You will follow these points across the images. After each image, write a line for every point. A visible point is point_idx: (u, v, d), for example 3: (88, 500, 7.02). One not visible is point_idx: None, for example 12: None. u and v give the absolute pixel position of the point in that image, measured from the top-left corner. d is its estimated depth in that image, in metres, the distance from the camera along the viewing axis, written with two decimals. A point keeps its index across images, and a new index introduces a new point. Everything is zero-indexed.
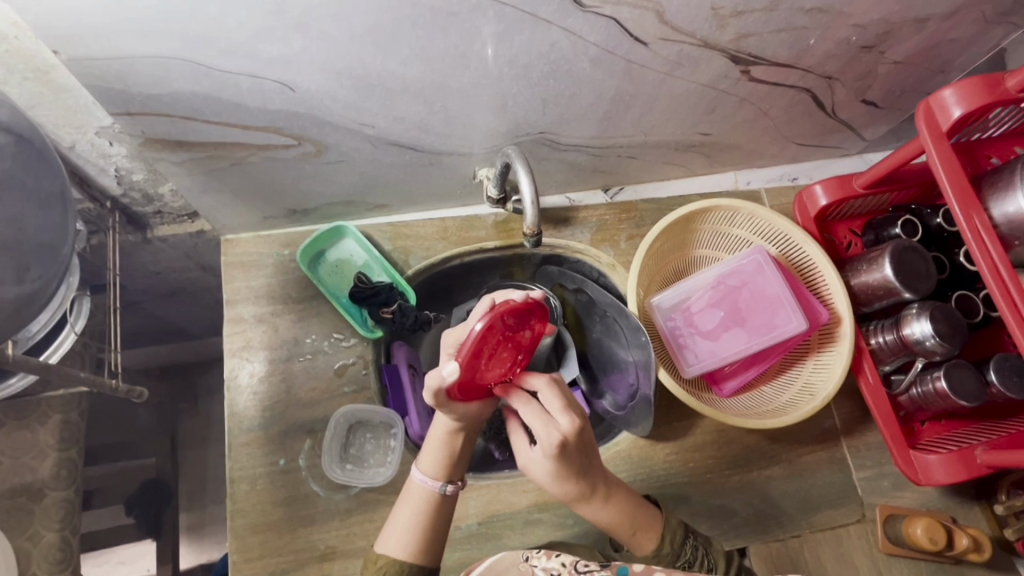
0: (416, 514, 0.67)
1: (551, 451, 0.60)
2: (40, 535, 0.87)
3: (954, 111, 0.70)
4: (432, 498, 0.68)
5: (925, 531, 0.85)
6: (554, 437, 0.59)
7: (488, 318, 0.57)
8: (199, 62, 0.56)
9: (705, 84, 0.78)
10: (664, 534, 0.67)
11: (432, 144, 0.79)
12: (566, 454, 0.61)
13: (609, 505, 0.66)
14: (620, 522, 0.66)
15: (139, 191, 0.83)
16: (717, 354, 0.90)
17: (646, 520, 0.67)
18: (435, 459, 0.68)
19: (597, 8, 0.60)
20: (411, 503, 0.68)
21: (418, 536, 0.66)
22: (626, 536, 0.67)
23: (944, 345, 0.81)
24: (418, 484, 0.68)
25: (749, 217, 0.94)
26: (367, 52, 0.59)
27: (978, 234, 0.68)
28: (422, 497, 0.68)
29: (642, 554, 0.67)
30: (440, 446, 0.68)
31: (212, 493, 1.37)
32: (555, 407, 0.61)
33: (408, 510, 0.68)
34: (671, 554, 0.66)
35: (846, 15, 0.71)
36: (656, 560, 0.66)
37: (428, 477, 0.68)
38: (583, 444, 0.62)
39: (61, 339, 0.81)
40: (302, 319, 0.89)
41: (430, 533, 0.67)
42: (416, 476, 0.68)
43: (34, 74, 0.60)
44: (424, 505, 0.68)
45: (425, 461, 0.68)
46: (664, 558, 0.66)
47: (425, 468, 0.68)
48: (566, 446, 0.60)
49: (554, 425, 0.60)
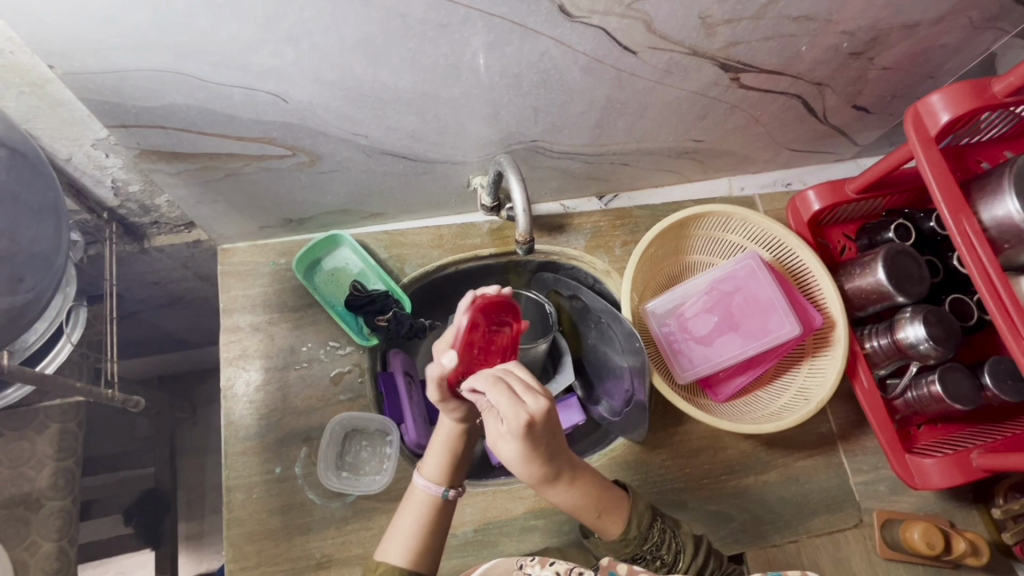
0: (418, 520, 0.68)
1: (519, 434, 0.58)
2: (37, 545, 0.87)
3: (942, 116, 0.71)
4: (434, 502, 0.69)
5: (922, 535, 0.85)
6: (523, 417, 0.57)
7: (470, 308, 0.64)
8: (193, 75, 0.57)
9: (695, 91, 0.79)
10: (631, 517, 0.67)
11: (426, 153, 0.79)
12: (534, 436, 0.59)
13: (573, 487, 0.65)
14: (585, 505, 0.66)
15: (136, 202, 0.83)
16: (712, 358, 0.90)
17: (611, 505, 0.67)
18: (438, 464, 0.70)
19: (584, 19, 0.61)
20: (413, 508, 0.69)
21: (420, 543, 0.66)
22: (592, 519, 0.67)
23: (938, 349, 0.81)
24: (419, 490, 0.70)
25: (742, 223, 0.95)
26: (359, 63, 0.60)
27: (967, 239, 0.68)
28: (423, 502, 0.69)
29: (609, 538, 0.67)
30: (443, 451, 0.70)
31: (212, 502, 1.37)
32: (521, 389, 0.60)
33: (409, 515, 0.68)
34: (639, 535, 0.66)
35: (833, 22, 0.72)
36: (624, 545, 0.66)
37: (430, 481, 0.69)
38: (550, 429, 0.60)
39: (59, 349, 0.81)
40: (299, 327, 0.90)
41: (430, 540, 0.67)
42: (418, 481, 0.70)
43: (30, 87, 0.60)
44: (426, 510, 0.68)
45: (427, 466, 0.70)
46: (632, 541, 0.66)
47: (426, 473, 0.70)
48: (534, 428, 0.58)
49: (524, 407, 0.58)
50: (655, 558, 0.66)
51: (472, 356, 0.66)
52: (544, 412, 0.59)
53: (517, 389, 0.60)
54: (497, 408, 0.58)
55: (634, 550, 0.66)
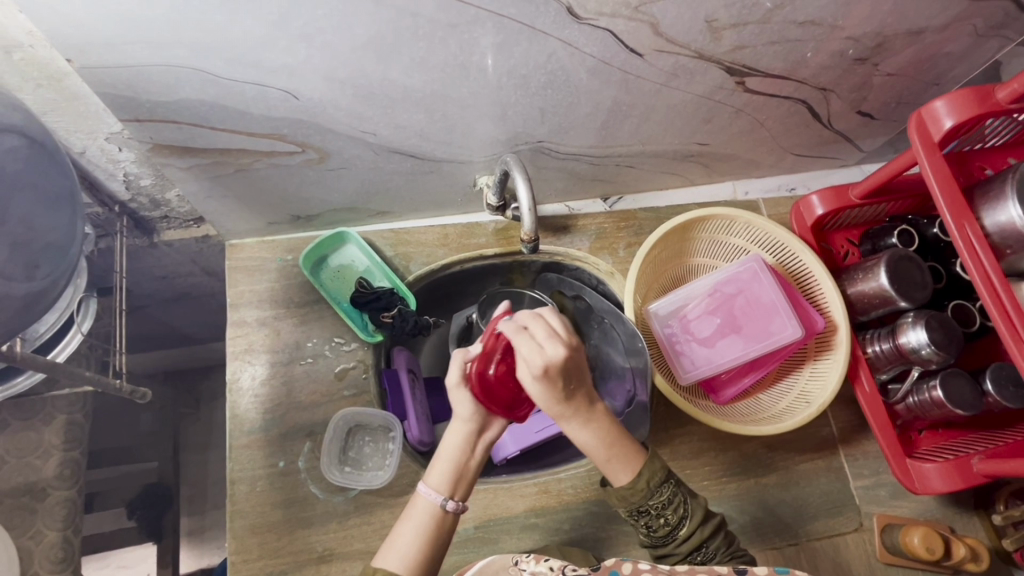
0: (417, 529, 0.65)
1: (536, 377, 0.62)
2: (43, 534, 0.87)
3: (945, 122, 0.71)
4: (434, 513, 0.66)
5: (922, 540, 0.85)
6: (538, 362, 0.61)
7: (504, 311, 0.69)
8: (208, 71, 0.58)
9: (701, 95, 0.80)
10: (642, 470, 0.66)
11: (433, 151, 0.80)
12: (551, 380, 0.63)
13: (590, 426, 0.67)
14: (599, 448, 0.67)
15: (147, 196, 0.84)
16: (714, 360, 0.90)
17: (625, 452, 0.67)
18: (442, 473, 0.67)
19: (592, 20, 0.62)
20: (414, 517, 0.65)
21: (419, 553, 0.63)
22: (601, 462, 0.67)
23: (940, 353, 0.82)
24: (424, 499, 0.66)
25: (745, 226, 0.95)
26: (369, 62, 0.61)
27: (970, 244, 0.68)
28: (425, 512, 0.66)
29: (616, 484, 0.67)
30: (449, 459, 0.68)
31: (214, 498, 1.39)
32: (544, 336, 0.63)
33: (411, 523, 0.65)
34: (647, 489, 0.66)
35: (839, 28, 0.73)
36: (630, 495, 0.66)
37: (434, 489, 0.66)
38: (568, 374, 0.64)
39: (68, 339, 0.82)
40: (304, 323, 0.90)
41: (430, 552, 0.64)
42: (423, 489, 0.67)
43: (48, 80, 0.61)
44: (426, 520, 0.65)
45: (432, 473, 0.68)
46: (638, 492, 0.66)
47: (430, 481, 0.67)
48: (549, 373, 0.62)
49: (542, 353, 0.62)
50: (659, 515, 0.66)
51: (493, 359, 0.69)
52: (562, 360, 0.63)
53: (540, 335, 0.63)
54: (520, 350, 0.63)
55: (640, 501, 0.66)
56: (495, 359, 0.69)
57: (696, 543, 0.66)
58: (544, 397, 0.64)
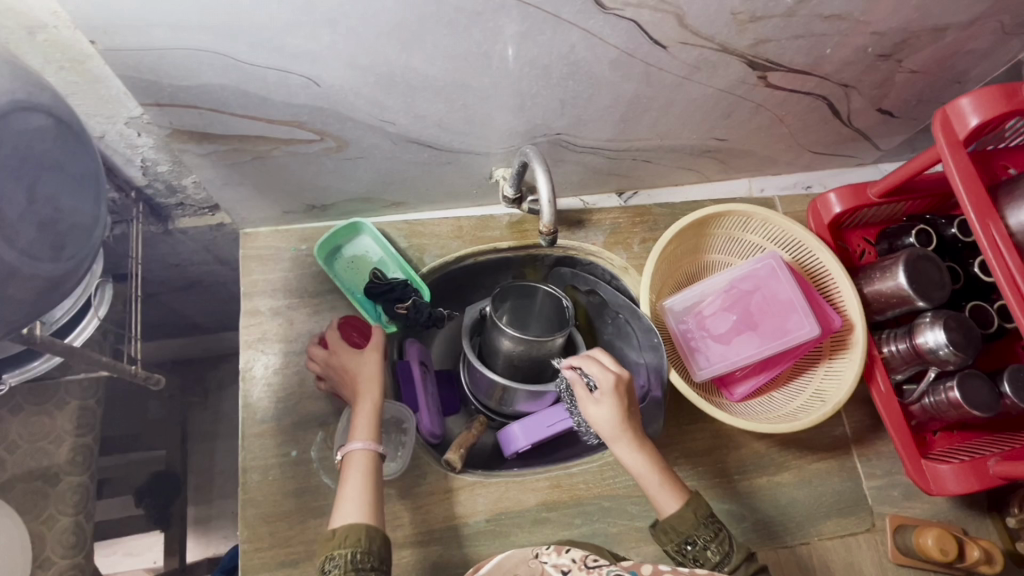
0: (362, 477, 0.71)
1: (610, 392, 0.75)
2: (55, 519, 0.87)
3: (971, 119, 0.71)
4: (371, 460, 0.73)
5: (936, 542, 0.84)
6: (613, 376, 0.76)
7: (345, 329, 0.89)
8: (231, 55, 0.57)
9: (721, 89, 0.79)
10: (689, 499, 0.72)
11: (451, 142, 0.80)
12: (620, 395, 0.75)
13: (644, 452, 0.74)
14: (653, 474, 0.73)
15: (163, 182, 0.84)
16: (729, 357, 0.89)
17: (674, 483, 0.73)
18: (367, 426, 0.76)
19: (617, 11, 0.61)
20: (354, 470, 0.72)
21: (369, 499, 0.70)
22: (656, 488, 0.73)
23: (958, 354, 0.81)
24: (354, 454, 0.73)
25: (762, 223, 0.95)
26: (392, 49, 0.60)
27: (994, 244, 0.68)
28: (361, 462, 0.73)
29: (667, 516, 0.71)
30: (367, 414, 0.77)
31: (220, 488, 1.38)
32: (610, 363, 0.78)
33: (354, 477, 0.71)
34: (696, 518, 0.70)
35: (863, 23, 0.72)
36: (678, 524, 0.70)
37: (361, 440, 0.74)
38: (629, 397, 0.77)
39: (85, 325, 0.82)
40: (318, 313, 0.90)
41: (376, 496, 0.71)
42: (354, 446, 0.74)
43: (70, 63, 0.61)
44: (367, 469, 0.72)
45: (355, 432, 0.75)
46: (687, 522, 0.70)
47: (354, 438, 0.75)
48: (619, 387, 0.75)
49: (613, 372, 0.77)
50: (706, 548, 0.69)
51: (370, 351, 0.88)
52: (625, 380, 0.77)
53: (607, 361, 0.78)
54: (593, 370, 0.77)
55: (689, 532, 0.69)
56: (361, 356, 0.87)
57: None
58: (608, 417, 0.75)
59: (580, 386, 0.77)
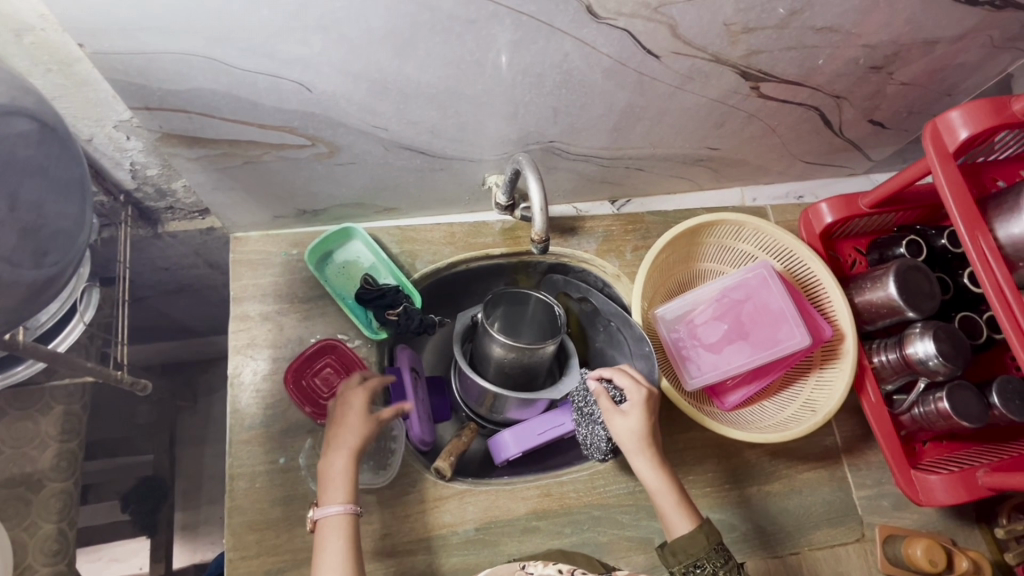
0: (341, 545, 0.67)
1: (640, 403, 0.77)
2: (37, 526, 0.86)
3: (961, 132, 0.71)
4: (347, 523, 0.69)
5: (925, 552, 0.84)
6: (645, 389, 0.78)
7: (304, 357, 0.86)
8: (220, 60, 0.57)
9: (715, 99, 0.79)
10: (701, 523, 0.70)
11: (444, 149, 0.80)
12: (649, 409, 0.77)
13: (661, 469, 0.74)
14: (668, 492, 0.73)
15: (152, 186, 0.83)
16: (720, 366, 0.89)
17: (688, 506, 0.72)
18: (339, 489, 0.71)
19: (611, 20, 0.61)
20: (331, 536, 0.68)
21: (350, 564, 0.66)
22: (671, 507, 0.72)
23: (947, 365, 0.81)
24: (329, 519, 0.69)
25: (754, 232, 0.95)
26: (385, 56, 0.60)
27: (984, 257, 0.68)
28: (337, 527, 0.68)
29: (677, 538, 0.70)
30: (338, 478, 0.72)
31: (209, 494, 1.38)
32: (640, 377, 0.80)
33: (331, 545, 0.67)
34: (708, 542, 0.69)
35: (856, 35, 0.72)
36: (690, 544, 0.69)
37: (336, 503, 0.70)
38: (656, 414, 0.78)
39: (70, 329, 0.81)
40: (308, 318, 0.90)
41: (357, 561, 0.67)
42: (329, 512, 0.69)
43: (58, 66, 0.60)
44: (344, 535, 0.68)
45: (328, 496, 0.70)
46: (697, 545, 0.69)
47: (327, 502, 0.70)
48: (649, 401, 0.77)
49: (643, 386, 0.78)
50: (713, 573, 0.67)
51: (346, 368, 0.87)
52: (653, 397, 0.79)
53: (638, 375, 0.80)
54: (623, 382, 0.79)
55: (698, 555, 0.68)
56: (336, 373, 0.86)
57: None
58: (631, 429, 0.76)
59: (605, 397, 0.79)
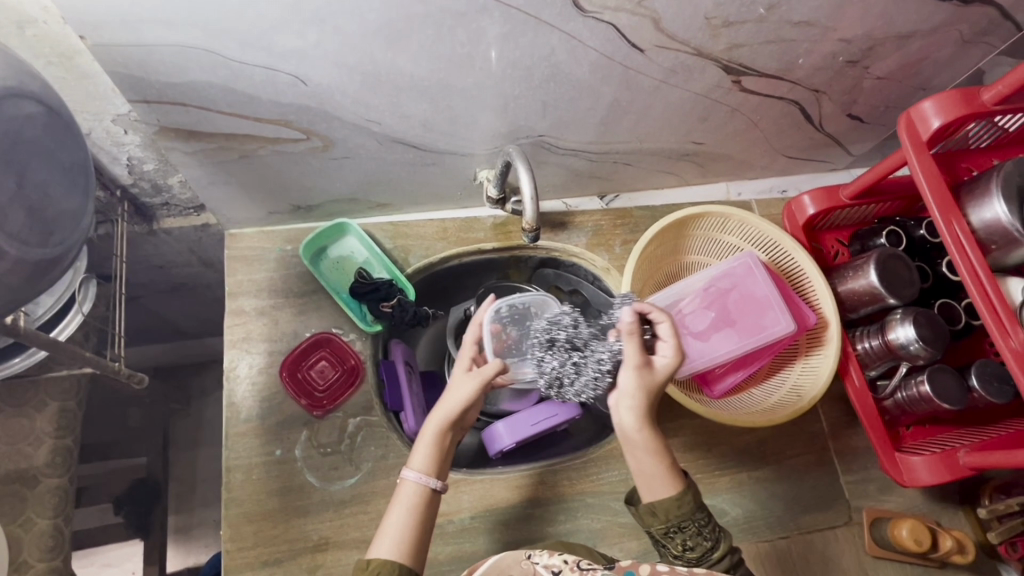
0: (407, 512, 0.65)
1: (675, 359, 0.73)
2: (32, 522, 0.86)
3: (933, 121, 0.74)
4: (422, 494, 0.67)
5: (910, 532, 0.87)
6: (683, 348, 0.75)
7: (292, 352, 0.88)
8: (218, 53, 0.59)
9: (698, 93, 0.82)
10: (686, 487, 0.68)
11: (436, 143, 0.81)
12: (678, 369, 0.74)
13: (651, 429, 0.71)
14: (655, 454, 0.69)
15: (148, 181, 0.85)
16: (709, 353, 0.91)
17: (674, 470, 0.69)
18: (426, 456, 0.68)
19: (596, 14, 0.64)
20: (401, 503, 0.66)
21: (411, 536, 0.64)
22: (657, 467, 0.69)
23: (928, 349, 0.84)
24: (408, 483, 0.67)
25: (739, 224, 0.98)
26: (377, 48, 0.62)
27: (958, 240, 0.71)
28: (411, 494, 0.66)
29: (661, 498, 0.67)
30: (430, 441, 0.69)
31: (202, 496, 1.37)
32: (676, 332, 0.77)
33: (400, 510, 0.65)
34: (692, 507, 0.67)
35: (832, 29, 0.75)
36: (677, 506, 0.67)
37: (417, 470, 0.67)
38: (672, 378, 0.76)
39: (68, 321, 0.82)
40: (302, 313, 0.91)
41: (421, 533, 0.65)
42: (410, 475, 0.67)
43: (59, 59, 0.61)
44: (416, 504, 0.66)
45: (415, 458, 0.68)
46: (679, 508, 0.67)
47: (412, 464, 0.68)
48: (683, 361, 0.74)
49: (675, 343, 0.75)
50: (695, 534, 0.66)
51: (337, 356, 0.90)
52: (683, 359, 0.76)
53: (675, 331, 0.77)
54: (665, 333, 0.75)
55: (681, 517, 0.66)
56: (328, 361, 0.89)
57: (725, 567, 0.65)
58: (652, 382, 0.72)
59: (635, 338, 0.73)
